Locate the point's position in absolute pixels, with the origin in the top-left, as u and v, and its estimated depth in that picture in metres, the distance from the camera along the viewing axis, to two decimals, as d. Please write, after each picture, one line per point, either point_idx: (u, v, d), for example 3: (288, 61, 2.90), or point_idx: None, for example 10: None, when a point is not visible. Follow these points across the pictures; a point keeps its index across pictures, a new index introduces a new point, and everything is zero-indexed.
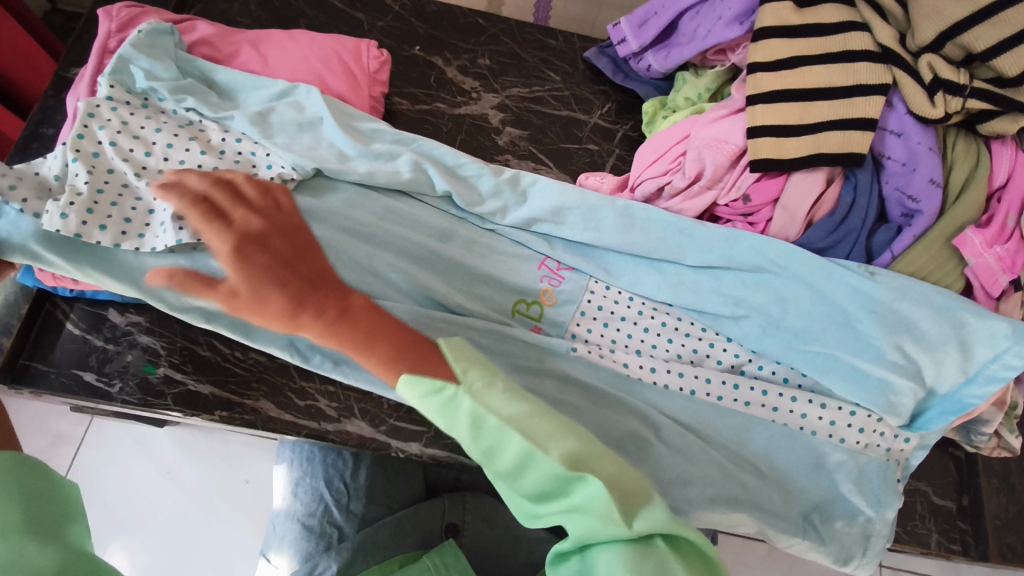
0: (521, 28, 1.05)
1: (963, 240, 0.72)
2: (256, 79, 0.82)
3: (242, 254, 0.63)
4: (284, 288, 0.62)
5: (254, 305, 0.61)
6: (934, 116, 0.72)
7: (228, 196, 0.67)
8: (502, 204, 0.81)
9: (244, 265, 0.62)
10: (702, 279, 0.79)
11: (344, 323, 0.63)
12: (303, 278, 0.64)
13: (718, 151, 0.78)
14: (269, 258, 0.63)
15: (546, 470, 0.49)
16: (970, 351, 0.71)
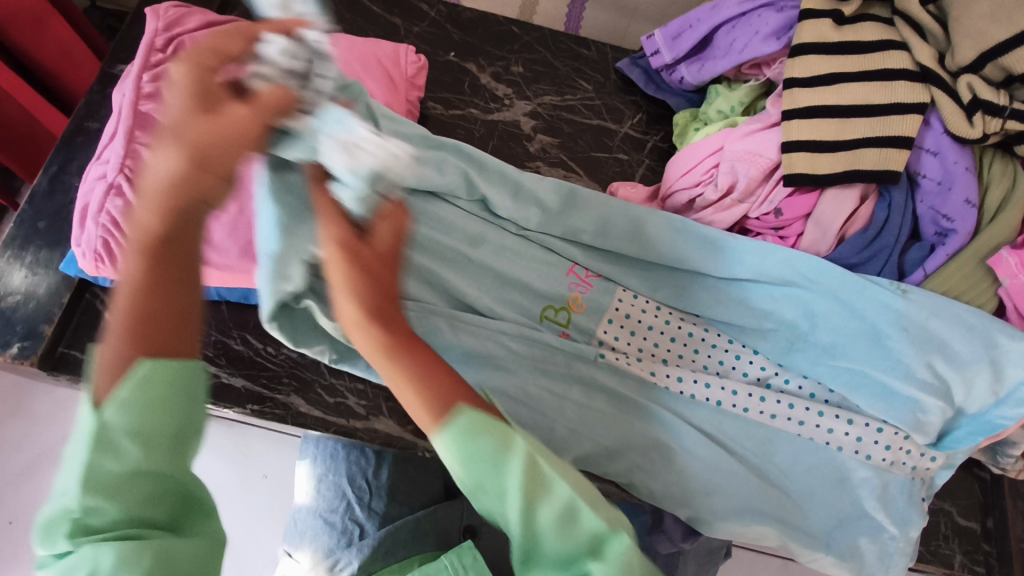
0: (555, 37, 1.06)
1: (997, 261, 0.72)
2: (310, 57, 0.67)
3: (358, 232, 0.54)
4: (372, 290, 0.52)
5: (366, 269, 0.52)
6: (973, 136, 0.72)
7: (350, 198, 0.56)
8: (535, 209, 0.82)
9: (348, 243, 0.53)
10: (731, 291, 0.80)
11: (403, 359, 0.49)
12: (375, 288, 0.52)
13: (752, 164, 0.78)
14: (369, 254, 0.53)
15: (581, 523, 0.45)
16: (1001, 372, 0.71)
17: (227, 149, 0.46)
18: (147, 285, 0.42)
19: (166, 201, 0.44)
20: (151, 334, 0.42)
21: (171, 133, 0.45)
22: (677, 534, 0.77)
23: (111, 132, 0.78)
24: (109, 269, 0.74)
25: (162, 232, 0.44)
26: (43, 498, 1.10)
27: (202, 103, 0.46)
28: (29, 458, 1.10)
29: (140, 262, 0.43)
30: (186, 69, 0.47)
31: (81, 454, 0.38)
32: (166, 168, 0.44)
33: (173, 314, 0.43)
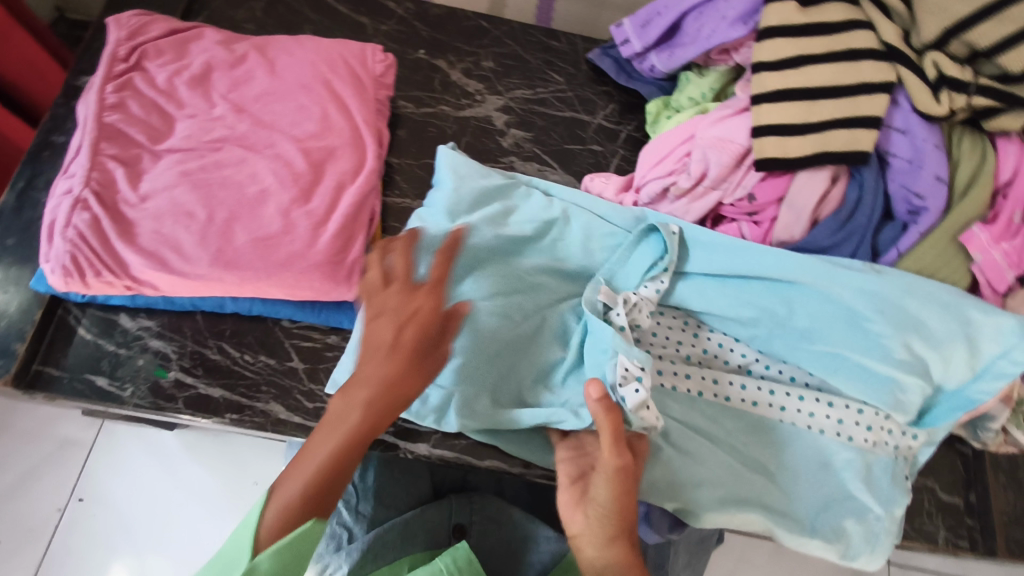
0: (524, 31, 1.06)
1: (969, 236, 0.72)
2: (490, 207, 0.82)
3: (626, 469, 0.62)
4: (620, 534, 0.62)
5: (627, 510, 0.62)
6: (940, 113, 0.72)
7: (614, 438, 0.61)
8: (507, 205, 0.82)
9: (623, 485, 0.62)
10: (711, 285, 0.79)
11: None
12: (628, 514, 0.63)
13: (722, 151, 0.78)
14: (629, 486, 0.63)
15: None
16: (978, 347, 0.72)
17: (400, 380, 0.58)
18: (327, 470, 0.56)
19: (372, 411, 0.57)
20: (324, 504, 0.56)
21: (384, 353, 0.58)
22: (663, 526, 0.77)
23: (75, 144, 0.78)
24: (79, 284, 0.72)
25: (364, 435, 0.57)
26: (39, 509, 1.14)
27: (433, 345, 0.60)
28: (21, 472, 1.15)
29: (326, 451, 0.57)
30: (427, 316, 0.60)
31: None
32: (374, 371, 0.58)
33: (338, 486, 0.57)
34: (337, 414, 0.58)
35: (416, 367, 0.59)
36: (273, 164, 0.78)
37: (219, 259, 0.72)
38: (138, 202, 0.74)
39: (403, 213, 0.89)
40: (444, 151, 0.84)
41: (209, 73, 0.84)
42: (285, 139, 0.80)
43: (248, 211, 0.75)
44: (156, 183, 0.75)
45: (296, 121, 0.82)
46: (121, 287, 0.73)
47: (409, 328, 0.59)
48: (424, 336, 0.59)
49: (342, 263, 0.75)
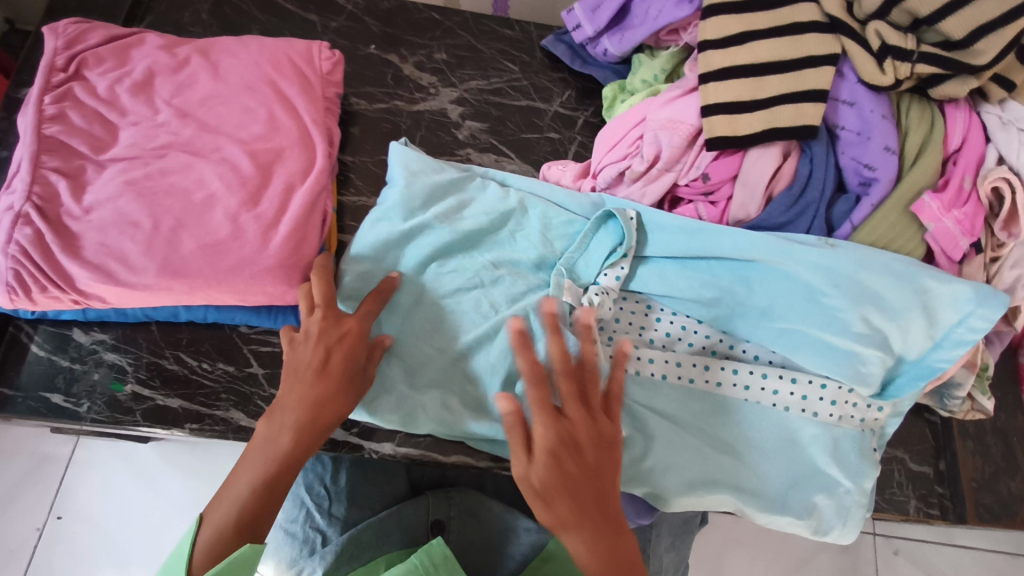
0: (476, 20, 1.04)
1: (921, 206, 0.72)
2: (444, 201, 0.80)
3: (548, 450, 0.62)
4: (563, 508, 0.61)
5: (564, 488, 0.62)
6: (884, 83, 0.72)
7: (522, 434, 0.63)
8: (463, 198, 0.81)
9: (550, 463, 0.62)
10: (673, 268, 0.78)
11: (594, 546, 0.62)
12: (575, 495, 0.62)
13: (673, 132, 0.77)
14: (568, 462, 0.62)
15: None
16: (935, 316, 0.72)
17: (323, 404, 0.65)
18: (256, 494, 0.61)
19: (301, 434, 0.63)
20: (255, 527, 0.61)
21: (313, 376, 0.65)
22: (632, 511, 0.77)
23: (15, 159, 0.75)
24: (26, 300, 0.71)
25: (291, 457, 0.63)
26: (16, 529, 1.13)
27: (362, 365, 0.68)
28: None
29: (258, 476, 0.62)
30: (353, 340, 0.68)
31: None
32: (302, 394, 0.65)
33: (272, 508, 0.62)
34: (268, 441, 0.63)
35: (344, 385, 0.66)
36: (219, 169, 0.76)
37: (166, 268, 0.71)
38: (82, 215, 0.72)
39: (360, 212, 0.88)
40: (394, 146, 0.82)
41: (151, 78, 0.81)
42: (231, 143, 0.78)
43: (195, 218, 0.74)
44: (100, 194, 0.73)
45: (242, 124, 0.80)
46: (69, 301, 0.73)
47: (335, 352, 0.67)
48: (353, 358, 0.67)
49: (295, 266, 0.74)
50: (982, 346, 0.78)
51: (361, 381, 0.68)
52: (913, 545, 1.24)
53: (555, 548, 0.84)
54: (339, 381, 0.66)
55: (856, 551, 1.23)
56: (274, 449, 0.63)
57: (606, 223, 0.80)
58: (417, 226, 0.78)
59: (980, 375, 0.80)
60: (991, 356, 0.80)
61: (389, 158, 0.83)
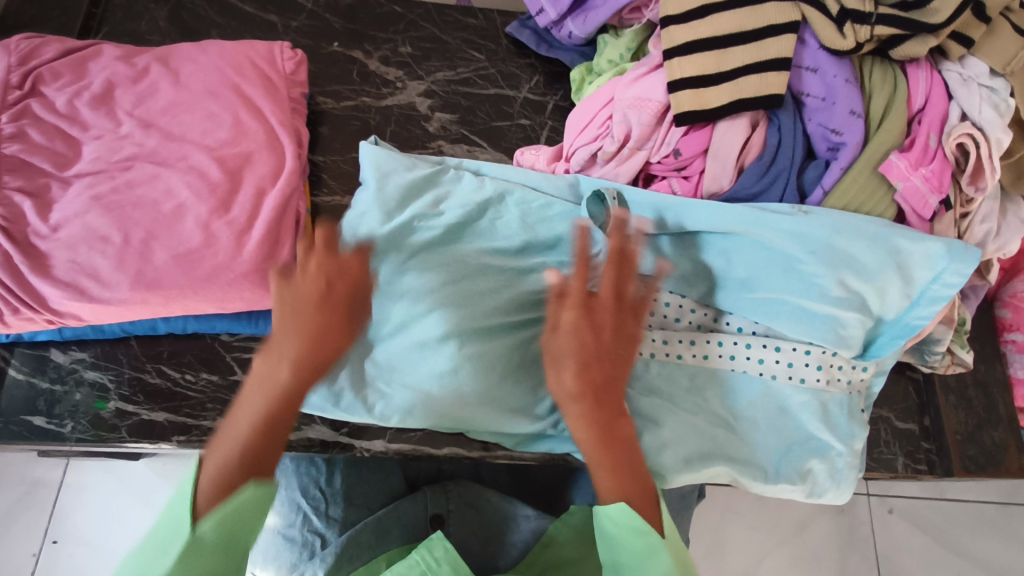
0: (439, 11, 1.03)
1: (889, 166, 0.73)
2: (423, 196, 0.79)
3: (586, 310, 0.63)
4: (584, 375, 0.61)
5: (584, 354, 0.62)
6: (845, 47, 0.72)
7: (581, 293, 0.63)
8: (444, 190, 0.80)
9: (588, 329, 0.62)
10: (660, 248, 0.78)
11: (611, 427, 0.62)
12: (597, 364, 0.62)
13: (642, 110, 0.78)
14: (591, 335, 0.62)
15: None
16: (910, 275, 0.73)
17: (327, 340, 0.60)
18: (259, 431, 0.57)
19: (301, 367, 0.59)
20: (259, 463, 0.57)
21: (315, 307, 0.60)
22: None
23: None
24: None
25: (294, 391, 0.59)
26: (12, 556, 1.11)
27: (361, 294, 0.64)
28: None
29: (259, 416, 0.58)
30: (353, 270, 0.64)
31: (164, 561, 0.52)
32: (304, 324, 0.60)
33: (275, 445, 0.58)
34: (267, 370, 0.59)
35: (347, 319, 0.62)
36: (187, 177, 0.75)
37: (140, 281, 0.70)
38: (50, 233, 0.71)
39: (335, 211, 0.87)
40: (366, 145, 0.81)
41: (111, 91, 0.80)
42: (197, 150, 0.77)
43: (166, 228, 0.73)
44: (67, 212, 0.72)
45: (207, 130, 0.79)
46: (43, 321, 0.72)
47: (335, 283, 0.62)
48: (353, 292, 0.63)
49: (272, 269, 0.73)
50: (959, 301, 0.80)
51: (361, 314, 0.64)
52: (907, 502, 1.26)
53: (556, 532, 0.85)
54: (341, 314, 0.62)
55: (852, 512, 1.26)
56: (276, 380, 0.58)
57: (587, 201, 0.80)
58: (398, 226, 0.76)
59: (959, 330, 0.81)
60: (967, 310, 0.81)
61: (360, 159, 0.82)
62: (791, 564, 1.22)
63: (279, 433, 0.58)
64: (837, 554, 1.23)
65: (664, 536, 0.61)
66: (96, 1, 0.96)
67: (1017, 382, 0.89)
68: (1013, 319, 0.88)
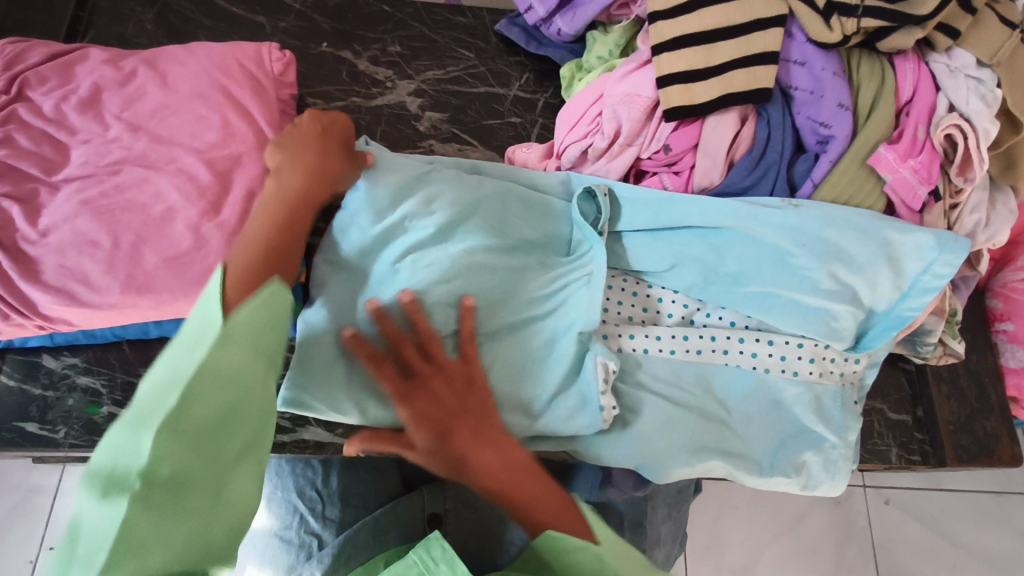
0: (428, 9, 1.03)
1: (878, 158, 0.73)
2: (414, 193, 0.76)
3: (413, 394, 0.67)
4: (450, 443, 0.66)
5: (448, 416, 0.67)
6: (832, 40, 0.72)
7: (388, 375, 0.67)
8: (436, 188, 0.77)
9: (424, 407, 0.66)
10: (652, 243, 0.78)
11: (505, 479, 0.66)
12: (458, 427, 0.66)
13: (631, 106, 0.78)
14: (435, 407, 0.66)
15: None
16: (901, 267, 0.73)
17: (322, 173, 0.71)
18: (277, 238, 0.66)
19: (309, 184, 0.70)
20: (278, 258, 0.65)
21: (314, 140, 0.73)
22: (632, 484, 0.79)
23: None
24: None
25: (305, 204, 0.69)
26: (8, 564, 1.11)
27: (345, 144, 0.75)
28: None
29: (275, 212, 0.67)
30: (340, 122, 0.76)
31: (194, 356, 0.47)
32: (307, 161, 0.71)
33: (287, 246, 0.66)
34: (280, 191, 0.70)
35: (334, 152, 0.73)
36: (176, 180, 0.75)
37: (130, 285, 0.70)
38: (39, 239, 0.71)
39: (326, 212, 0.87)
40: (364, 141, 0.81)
41: (98, 94, 0.80)
42: (186, 153, 0.77)
43: (156, 232, 0.72)
44: (56, 217, 0.72)
45: (195, 132, 0.79)
46: (34, 327, 0.72)
47: (327, 132, 0.74)
48: (339, 135, 0.75)
49: None
50: (950, 292, 0.80)
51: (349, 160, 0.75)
52: (903, 493, 1.27)
53: None
54: (328, 152, 0.72)
55: (848, 503, 1.26)
56: (289, 196, 0.69)
57: (583, 201, 0.80)
58: (386, 228, 0.74)
59: (950, 321, 0.82)
60: (958, 301, 0.82)
61: None
62: (789, 556, 1.22)
63: (290, 241, 0.67)
64: (835, 545, 1.24)
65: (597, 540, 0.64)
66: (82, 5, 0.95)
67: (1008, 371, 0.90)
68: (1004, 309, 0.90)
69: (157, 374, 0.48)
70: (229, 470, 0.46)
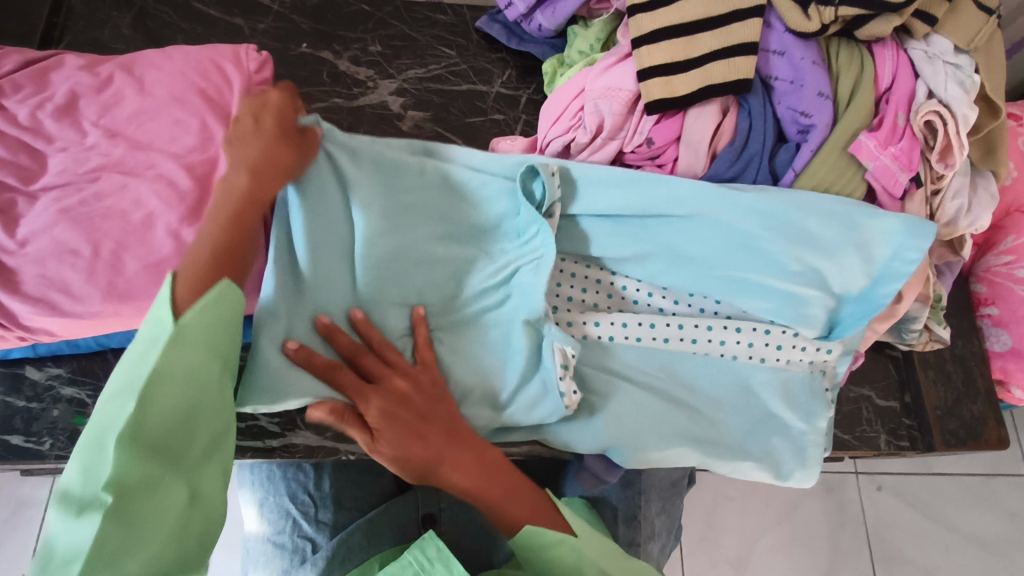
0: (408, 8, 1.03)
1: (858, 146, 0.74)
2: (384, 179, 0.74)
3: (384, 401, 0.64)
4: (427, 448, 0.64)
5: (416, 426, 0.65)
6: (811, 29, 0.73)
7: (352, 380, 0.65)
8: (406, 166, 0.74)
9: (394, 415, 0.64)
10: (614, 228, 0.76)
11: (479, 483, 0.66)
12: (430, 434, 0.65)
13: (612, 100, 0.78)
14: (410, 416, 0.65)
15: None
16: (870, 252, 0.74)
17: (273, 162, 0.65)
18: (225, 245, 0.61)
19: (257, 176, 0.64)
20: (231, 264, 0.61)
21: (252, 129, 0.66)
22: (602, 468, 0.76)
23: None
24: None
25: (252, 197, 0.63)
26: None
27: (292, 119, 0.68)
28: None
29: (223, 215, 0.62)
30: (281, 99, 0.69)
31: (150, 359, 0.51)
32: (249, 154, 0.64)
33: (238, 252, 0.62)
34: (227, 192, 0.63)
35: (287, 140, 0.66)
36: (155, 186, 0.74)
37: (112, 293, 0.69)
38: (18, 248, 0.70)
39: None
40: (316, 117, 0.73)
41: (75, 101, 0.79)
42: (165, 158, 0.76)
43: (136, 238, 0.72)
44: (35, 226, 0.71)
45: (174, 137, 0.78)
46: (15, 338, 0.71)
47: (263, 116, 0.66)
48: (285, 114, 0.68)
49: None
50: (935, 278, 0.81)
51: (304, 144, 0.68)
52: (895, 479, 1.28)
53: None
54: (286, 138, 0.66)
55: (842, 491, 1.27)
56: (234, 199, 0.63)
57: (531, 178, 0.75)
58: (336, 225, 0.71)
59: (935, 307, 0.82)
60: (944, 287, 0.83)
61: None
62: (783, 545, 1.23)
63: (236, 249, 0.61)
64: (829, 532, 1.24)
65: (574, 534, 0.67)
66: (57, 11, 0.94)
67: (993, 355, 0.92)
68: (988, 294, 0.91)
69: (120, 374, 0.52)
70: (198, 464, 0.52)
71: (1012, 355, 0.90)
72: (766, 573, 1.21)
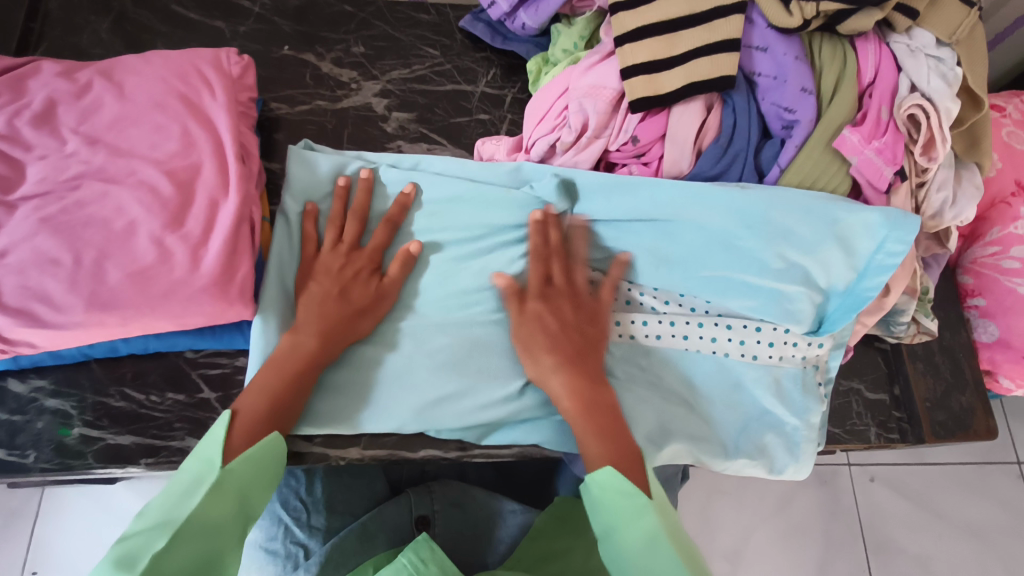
0: (391, 8, 1.02)
1: (842, 141, 0.74)
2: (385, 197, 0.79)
3: (544, 296, 0.73)
4: (558, 353, 0.69)
5: (569, 325, 0.71)
6: (793, 25, 0.72)
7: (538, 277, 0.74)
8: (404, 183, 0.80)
9: (549, 309, 0.72)
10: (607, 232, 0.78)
11: (586, 408, 0.67)
12: (574, 344, 0.70)
13: (597, 98, 0.77)
14: (568, 315, 0.72)
15: None
16: (852, 246, 0.74)
17: (345, 321, 0.70)
18: (288, 385, 0.67)
19: (326, 338, 0.69)
20: (287, 411, 0.66)
21: (336, 294, 0.71)
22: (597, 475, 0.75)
23: None
24: None
25: (319, 357, 0.69)
26: None
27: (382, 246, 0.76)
28: None
29: (291, 369, 0.67)
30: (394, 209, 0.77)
31: (189, 503, 0.57)
32: (326, 311, 0.70)
33: (295, 399, 0.67)
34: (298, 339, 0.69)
35: (367, 307, 0.73)
36: (136, 193, 0.73)
37: (94, 303, 0.68)
38: None
39: None
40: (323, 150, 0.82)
41: (53, 108, 0.77)
42: (145, 165, 0.75)
43: (118, 246, 0.71)
44: (14, 236, 0.70)
45: (155, 143, 0.77)
46: None
47: (353, 287, 0.72)
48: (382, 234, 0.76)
49: (232, 282, 0.72)
50: (922, 270, 0.80)
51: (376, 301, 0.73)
52: (887, 470, 1.29)
53: (542, 525, 0.87)
54: (365, 283, 0.73)
55: (835, 483, 1.27)
56: (302, 351, 0.68)
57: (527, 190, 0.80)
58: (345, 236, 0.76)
59: (924, 298, 0.82)
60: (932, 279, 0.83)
61: (291, 157, 0.80)
62: (777, 538, 1.23)
63: (292, 405, 0.67)
64: (822, 524, 1.25)
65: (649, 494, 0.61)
66: (33, 16, 0.93)
67: (981, 345, 0.92)
68: (975, 285, 0.91)
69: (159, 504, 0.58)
70: None
71: (999, 346, 0.90)
72: (759, 566, 1.21)
